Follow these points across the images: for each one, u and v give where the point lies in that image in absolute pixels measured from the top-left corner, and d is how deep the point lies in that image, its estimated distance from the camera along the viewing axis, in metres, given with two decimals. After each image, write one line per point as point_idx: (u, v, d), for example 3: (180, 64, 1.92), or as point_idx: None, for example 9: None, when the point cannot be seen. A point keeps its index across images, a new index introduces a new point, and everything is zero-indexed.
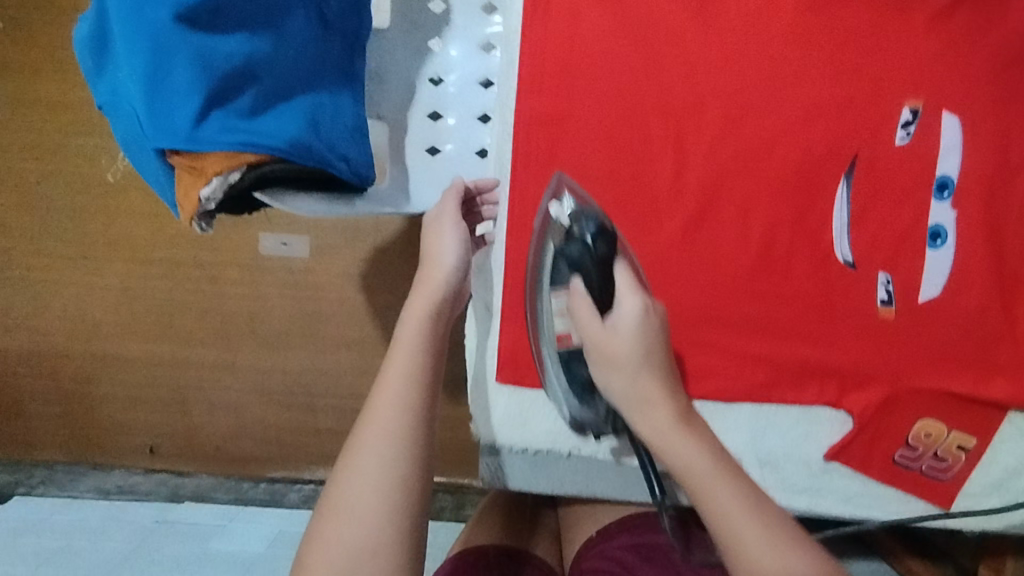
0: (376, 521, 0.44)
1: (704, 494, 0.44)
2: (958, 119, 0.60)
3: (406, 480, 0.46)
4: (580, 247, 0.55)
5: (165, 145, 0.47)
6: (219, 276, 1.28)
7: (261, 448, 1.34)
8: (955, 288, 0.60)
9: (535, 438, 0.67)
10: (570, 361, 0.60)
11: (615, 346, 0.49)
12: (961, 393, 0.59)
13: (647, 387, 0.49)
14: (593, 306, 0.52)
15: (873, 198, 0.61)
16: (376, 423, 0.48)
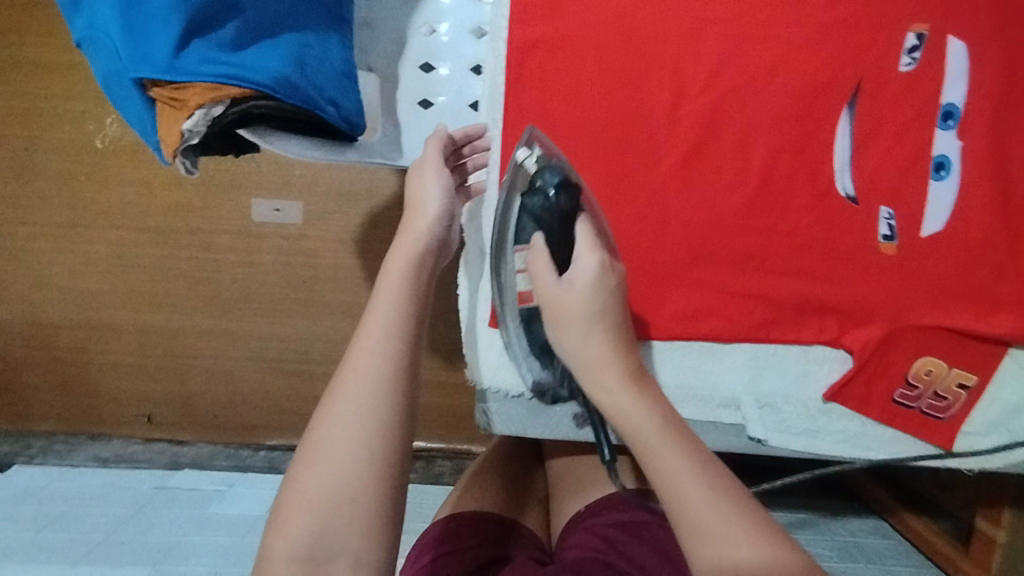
0: (359, 466, 0.40)
1: (653, 461, 0.40)
2: (965, 45, 0.58)
3: (392, 424, 0.42)
4: (542, 200, 0.56)
5: (142, 73, 0.45)
6: (212, 243, 1.26)
7: (260, 415, 1.34)
8: (957, 221, 0.59)
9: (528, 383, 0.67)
10: (531, 320, 0.62)
11: (570, 298, 0.49)
12: (961, 328, 0.58)
13: (599, 346, 0.46)
14: (548, 261, 0.52)
15: (874, 132, 0.60)
16: (359, 362, 0.43)
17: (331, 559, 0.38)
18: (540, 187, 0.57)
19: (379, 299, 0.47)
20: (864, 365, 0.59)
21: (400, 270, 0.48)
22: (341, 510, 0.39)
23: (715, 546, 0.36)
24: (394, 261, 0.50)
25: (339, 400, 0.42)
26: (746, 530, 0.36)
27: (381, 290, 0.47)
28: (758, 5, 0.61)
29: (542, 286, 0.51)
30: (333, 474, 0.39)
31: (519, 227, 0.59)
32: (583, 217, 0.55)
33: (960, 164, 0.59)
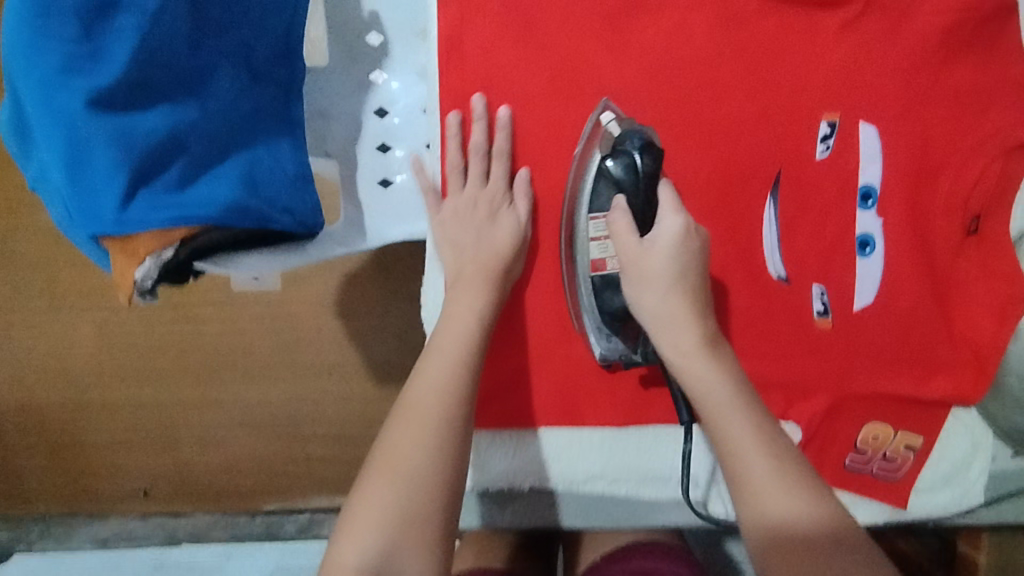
0: (425, 489, 0.49)
1: (715, 422, 0.51)
2: (876, 128, 0.58)
3: (445, 455, 0.51)
4: (627, 161, 0.57)
5: (94, 230, 0.47)
6: (194, 316, 1.27)
7: (254, 481, 1.34)
8: (888, 296, 0.58)
9: (493, 479, 0.65)
10: (604, 289, 0.60)
11: (653, 258, 0.55)
12: (903, 394, 0.59)
13: (677, 303, 0.54)
14: (632, 221, 0.56)
15: (799, 213, 0.60)
16: (416, 402, 0.53)
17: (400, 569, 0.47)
18: (622, 149, 0.58)
19: (439, 350, 0.55)
20: (814, 436, 0.60)
21: (460, 322, 0.56)
22: (414, 525, 0.48)
23: (765, 508, 0.48)
24: (451, 310, 0.57)
25: (402, 433, 0.51)
26: (782, 484, 0.48)
27: (440, 341, 0.56)
28: (688, 85, 0.62)
29: (627, 247, 0.56)
30: (403, 494, 0.49)
31: (595, 190, 0.60)
32: (663, 183, 0.56)
33: (885, 241, 0.58)
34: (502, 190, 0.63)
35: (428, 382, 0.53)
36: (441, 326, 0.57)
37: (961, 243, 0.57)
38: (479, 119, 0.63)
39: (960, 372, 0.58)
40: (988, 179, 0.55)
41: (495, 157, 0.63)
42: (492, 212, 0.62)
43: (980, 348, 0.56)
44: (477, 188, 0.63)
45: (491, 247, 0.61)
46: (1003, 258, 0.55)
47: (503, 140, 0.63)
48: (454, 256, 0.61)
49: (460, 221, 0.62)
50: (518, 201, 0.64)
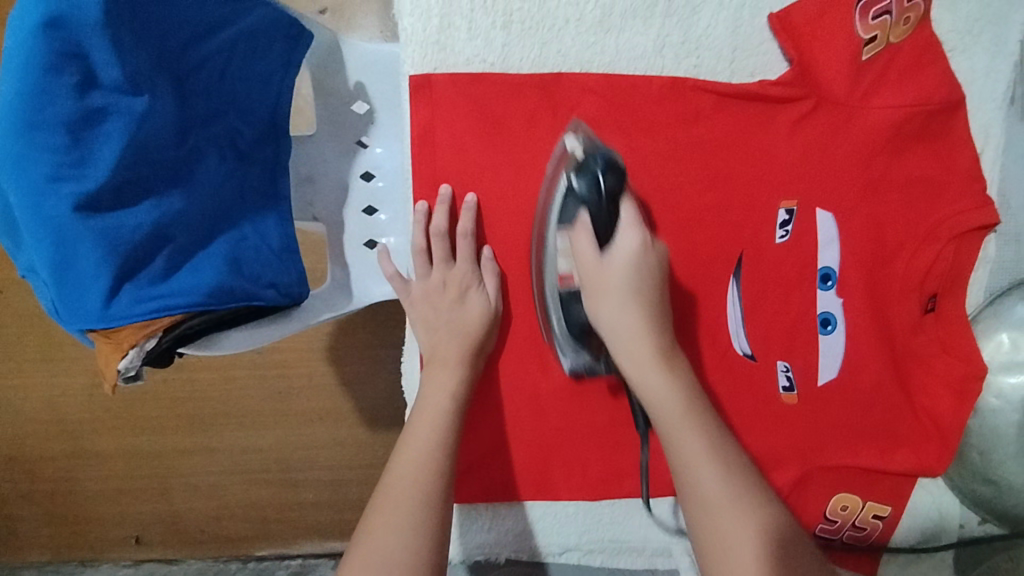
0: (407, 565, 0.52)
1: (673, 439, 0.56)
2: (832, 214, 0.66)
3: (424, 530, 0.55)
4: (591, 180, 0.60)
5: (80, 325, 0.50)
6: (187, 364, 1.28)
7: (247, 527, 1.35)
8: (852, 369, 0.66)
9: (473, 552, 0.76)
10: (570, 300, 0.66)
11: (611, 274, 0.59)
12: (869, 466, 0.66)
13: (630, 320, 0.59)
14: (593, 241, 0.60)
15: (761, 294, 0.67)
16: (394, 487, 0.57)
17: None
18: (586, 169, 0.61)
19: (414, 436, 0.61)
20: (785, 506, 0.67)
21: (435, 398, 0.63)
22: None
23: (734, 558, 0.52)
24: (429, 389, 0.64)
25: (380, 521, 0.55)
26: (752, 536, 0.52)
27: (417, 423, 0.62)
28: (652, 175, 0.70)
29: (587, 260, 0.61)
30: (387, 574, 0.51)
31: (563, 208, 0.64)
32: (625, 195, 0.60)
33: (845, 318, 0.66)
34: (471, 270, 0.69)
35: (406, 467, 0.58)
36: (420, 403, 0.63)
37: (919, 321, 0.64)
38: (443, 206, 0.69)
39: (919, 442, 0.66)
40: (941, 268, 0.63)
41: (461, 238, 0.69)
42: (462, 290, 0.68)
43: (936, 417, 0.65)
44: (447, 268, 0.69)
45: (462, 325, 0.67)
46: (957, 338, 0.64)
47: (467, 223, 0.70)
48: (428, 335, 0.68)
49: (434, 302, 0.68)
50: (487, 280, 0.70)
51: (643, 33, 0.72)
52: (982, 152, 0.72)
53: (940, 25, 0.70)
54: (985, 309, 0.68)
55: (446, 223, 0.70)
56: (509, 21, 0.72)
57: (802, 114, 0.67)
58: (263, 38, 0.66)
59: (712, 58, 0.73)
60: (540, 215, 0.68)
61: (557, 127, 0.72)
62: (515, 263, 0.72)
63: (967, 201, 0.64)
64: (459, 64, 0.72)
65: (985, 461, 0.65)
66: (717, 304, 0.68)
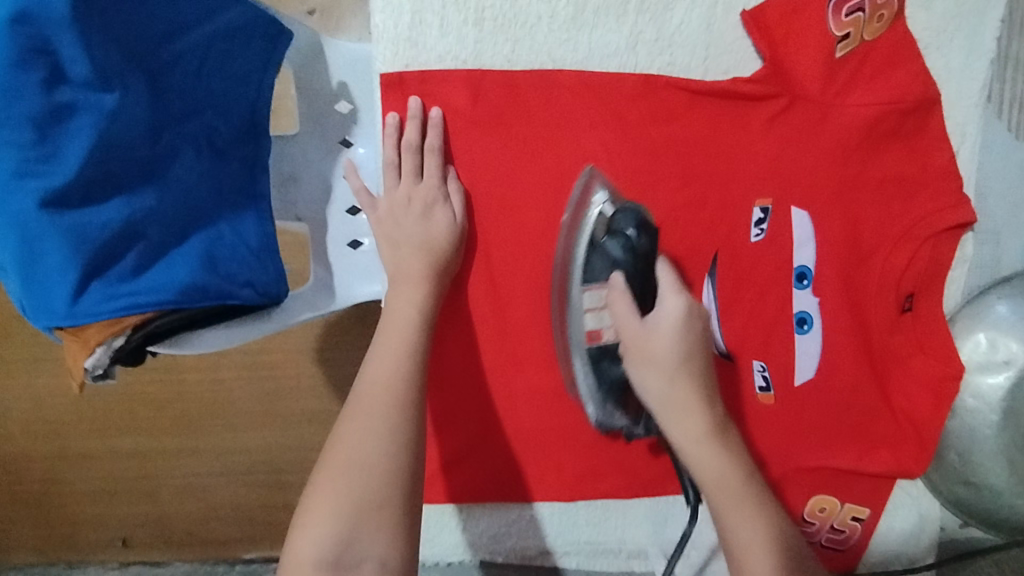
0: (380, 469, 0.55)
1: (721, 504, 0.59)
2: (807, 213, 0.67)
3: (396, 438, 0.57)
4: (623, 240, 0.65)
5: (47, 322, 0.50)
6: (176, 365, 1.28)
7: (234, 530, 1.34)
8: (827, 369, 0.67)
9: (446, 552, 0.77)
10: (600, 360, 0.69)
11: (658, 341, 0.62)
12: (846, 467, 0.67)
13: (678, 391, 0.61)
14: (632, 305, 0.63)
15: (736, 294, 0.67)
16: (370, 398, 0.58)
17: (359, 556, 0.53)
18: (618, 230, 0.66)
19: (388, 344, 0.61)
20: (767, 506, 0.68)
21: (405, 314, 0.63)
22: (371, 512, 0.54)
23: (745, 536, 0.58)
24: (397, 305, 0.64)
25: (356, 427, 0.57)
26: (764, 537, 0.58)
27: (388, 338, 0.62)
28: (630, 174, 0.70)
29: (631, 330, 0.63)
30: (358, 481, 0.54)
31: (588, 264, 0.68)
32: (660, 260, 0.66)
33: (821, 318, 0.67)
34: (436, 187, 0.68)
35: (380, 378, 0.59)
36: (389, 321, 0.63)
37: (896, 321, 0.66)
38: (414, 120, 0.68)
39: (897, 444, 0.67)
40: (917, 268, 0.65)
41: (428, 155, 0.68)
42: (427, 207, 0.67)
43: (914, 419, 0.66)
44: (413, 185, 0.68)
45: (426, 246, 0.66)
46: (933, 336, 0.65)
47: (434, 139, 0.69)
48: (393, 252, 0.67)
49: (398, 219, 0.67)
50: (453, 196, 0.69)
51: (616, 29, 0.72)
52: (958, 149, 0.72)
53: (916, 21, 0.70)
54: (963, 309, 0.69)
55: (419, 137, 0.68)
56: (482, 18, 0.72)
57: (776, 112, 0.67)
58: (238, 37, 0.66)
59: (685, 55, 0.73)
60: (557, 264, 0.70)
61: (535, 122, 0.70)
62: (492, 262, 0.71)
63: (939, 201, 0.66)
64: (431, 61, 0.71)
65: (964, 464, 0.66)
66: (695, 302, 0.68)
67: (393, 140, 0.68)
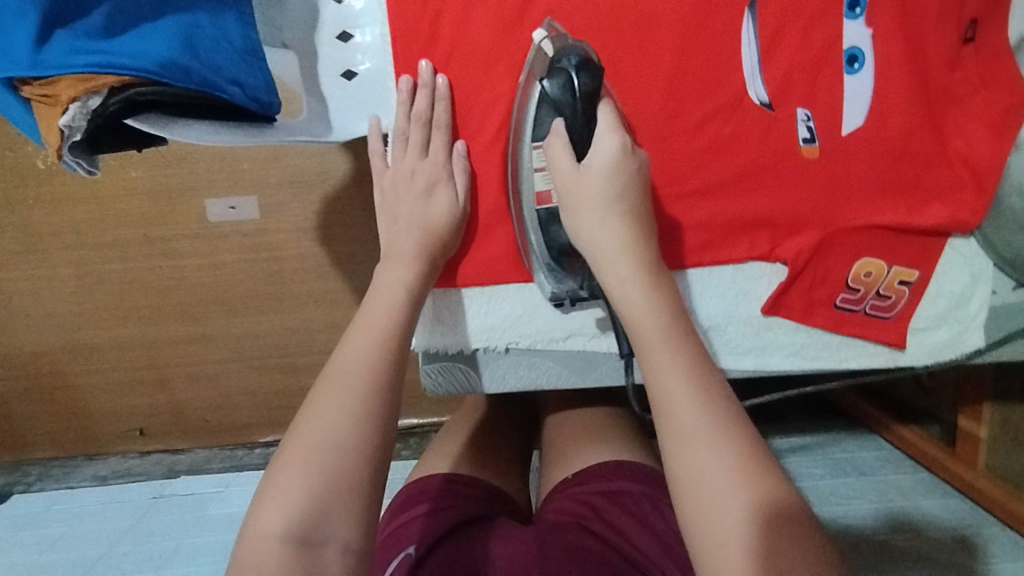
0: (355, 447, 0.40)
1: (645, 347, 0.42)
2: None
3: (375, 415, 0.42)
4: (562, 81, 0.46)
5: (11, 71, 0.47)
6: (173, 249, 1.22)
7: (251, 414, 1.33)
8: (880, 113, 0.50)
9: (450, 339, 0.56)
10: (548, 221, 0.51)
11: (589, 182, 0.46)
12: (894, 225, 0.51)
13: (617, 233, 0.46)
14: (569, 145, 0.47)
15: (786, 29, 0.49)
16: (343, 373, 0.43)
17: (323, 542, 0.38)
18: (559, 65, 0.47)
19: (368, 308, 0.47)
20: (791, 277, 0.52)
21: (392, 289, 0.48)
22: (337, 491, 0.39)
23: (713, 492, 0.37)
24: (382, 282, 0.48)
25: (323, 403, 0.41)
26: (710, 417, 0.38)
27: (365, 313, 0.46)
28: None
29: (560, 172, 0.48)
30: (326, 458, 0.39)
31: (537, 117, 0.50)
32: (605, 100, 0.48)
33: (875, 55, 0.49)
34: (443, 163, 0.52)
35: (354, 356, 0.44)
36: (370, 301, 0.47)
37: (957, 55, 0.49)
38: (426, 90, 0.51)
39: (956, 191, 0.51)
40: None
41: (433, 130, 0.52)
42: (429, 183, 0.52)
43: (972, 161, 0.50)
44: (418, 159, 0.52)
45: (425, 221, 0.51)
46: (999, 71, 0.49)
47: (443, 112, 0.52)
48: (391, 224, 0.52)
49: (400, 193, 0.52)
50: (456, 172, 0.53)
51: None
52: None
53: None
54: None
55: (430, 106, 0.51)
56: None
57: None
58: None
59: None
60: (515, 106, 0.52)
61: None
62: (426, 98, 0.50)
63: None
64: None
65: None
66: (729, 73, 0.50)
67: (403, 108, 0.52)
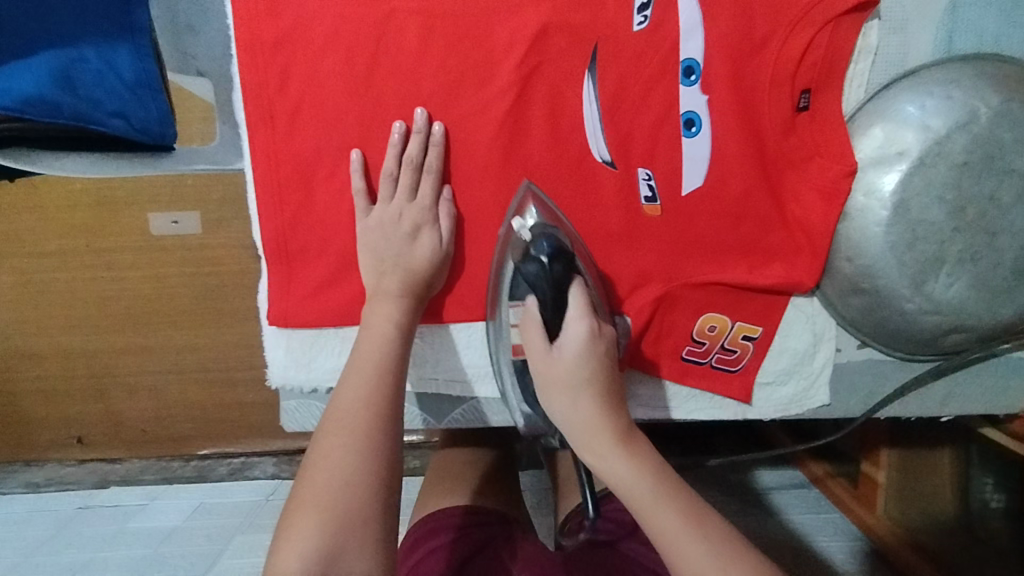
0: (361, 487, 0.39)
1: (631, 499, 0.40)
2: None
3: (385, 448, 0.41)
4: (535, 267, 0.47)
5: None
6: (102, 223, 0.73)
7: (183, 424, 0.84)
8: (717, 175, 0.51)
9: (431, 378, 0.55)
10: (526, 370, 0.51)
11: (560, 369, 0.44)
12: (735, 283, 0.52)
13: (588, 411, 0.43)
14: (544, 330, 0.46)
15: (622, 92, 0.50)
16: (343, 420, 0.41)
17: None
18: (532, 250, 0.48)
19: (359, 362, 0.45)
20: (635, 333, 0.53)
21: (378, 331, 0.47)
22: (356, 525, 0.37)
23: None
24: (370, 323, 0.47)
25: (331, 446, 0.40)
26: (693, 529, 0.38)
27: (360, 358, 0.45)
28: None
29: (534, 355, 0.46)
30: (341, 500, 0.38)
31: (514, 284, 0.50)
32: (574, 285, 0.47)
33: (712, 118, 0.50)
34: (431, 209, 0.51)
35: (351, 398, 0.43)
36: (361, 343, 0.46)
37: (791, 122, 0.49)
38: (419, 137, 0.50)
39: (796, 253, 0.52)
40: (816, 56, 0.48)
41: (423, 175, 0.51)
42: (414, 227, 0.50)
43: (807, 225, 0.51)
44: (405, 203, 0.50)
45: (408, 266, 0.50)
46: (834, 138, 0.49)
47: (436, 160, 0.50)
48: (372, 269, 0.50)
49: (382, 238, 0.50)
50: (443, 217, 0.51)
51: None
52: None
53: None
54: (870, 104, 0.50)
55: (422, 154, 0.50)
56: None
57: None
58: None
59: None
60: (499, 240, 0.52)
61: None
62: (278, 141, 0.51)
63: None
64: None
65: (858, 270, 0.50)
66: (571, 133, 0.51)
67: (394, 154, 0.50)
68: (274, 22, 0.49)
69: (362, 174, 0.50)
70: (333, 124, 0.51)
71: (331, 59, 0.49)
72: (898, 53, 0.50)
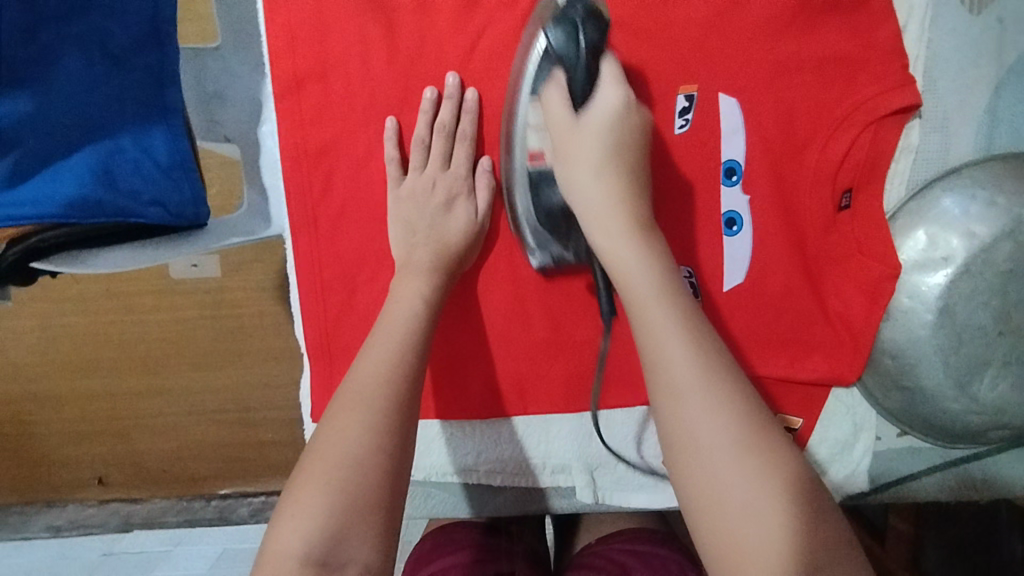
0: (373, 461, 0.36)
1: (644, 315, 0.38)
2: (737, 101, 0.49)
3: (399, 428, 0.38)
4: (563, 33, 0.43)
5: None
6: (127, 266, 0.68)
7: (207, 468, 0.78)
8: (759, 273, 0.51)
9: (469, 468, 0.54)
10: (541, 183, 0.48)
11: (590, 134, 0.43)
12: (778, 376, 0.52)
13: (609, 189, 0.42)
14: (568, 98, 0.44)
15: (665, 195, 0.50)
16: (358, 391, 0.39)
17: (343, 565, 0.34)
18: (565, 14, 0.43)
19: (382, 333, 0.42)
20: None
21: (406, 304, 0.44)
22: (362, 507, 0.35)
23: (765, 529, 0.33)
24: (398, 295, 0.44)
25: (341, 416, 0.38)
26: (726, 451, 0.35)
27: (378, 335, 0.42)
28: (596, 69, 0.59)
29: (558, 120, 0.45)
30: (349, 477, 0.35)
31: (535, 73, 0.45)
32: (607, 58, 0.44)
33: (753, 218, 0.50)
34: (465, 177, 0.49)
35: (370, 369, 0.40)
36: (385, 317, 0.43)
37: (832, 220, 0.50)
38: (449, 101, 0.48)
39: (838, 347, 0.51)
40: (858, 157, 0.49)
41: (456, 143, 0.49)
42: (448, 198, 0.49)
43: (851, 321, 0.50)
44: (438, 170, 0.49)
45: (442, 236, 0.48)
46: (876, 237, 0.49)
47: (469, 126, 0.49)
48: (403, 238, 0.48)
49: (416, 204, 0.49)
50: (479, 190, 0.50)
51: None
52: None
53: None
54: (911, 203, 0.50)
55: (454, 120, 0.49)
56: None
57: None
58: None
59: None
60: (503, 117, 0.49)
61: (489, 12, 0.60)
62: (320, 244, 0.51)
63: (881, 82, 0.48)
64: None
65: (901, 368, 0.50)
66: None
67: (425, 120, 0.49)
68: (317, 132, 0.49)
69: (395, 142, 0.49)
70: (375, 228, 0.51)
71: (373, 165, 0.50)
72: (938, 150, 0.50)
